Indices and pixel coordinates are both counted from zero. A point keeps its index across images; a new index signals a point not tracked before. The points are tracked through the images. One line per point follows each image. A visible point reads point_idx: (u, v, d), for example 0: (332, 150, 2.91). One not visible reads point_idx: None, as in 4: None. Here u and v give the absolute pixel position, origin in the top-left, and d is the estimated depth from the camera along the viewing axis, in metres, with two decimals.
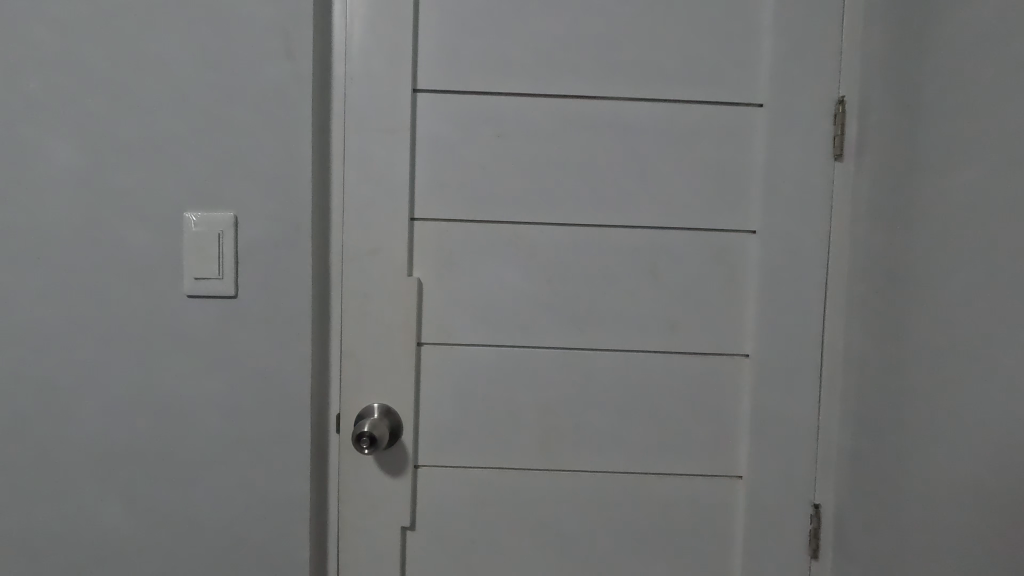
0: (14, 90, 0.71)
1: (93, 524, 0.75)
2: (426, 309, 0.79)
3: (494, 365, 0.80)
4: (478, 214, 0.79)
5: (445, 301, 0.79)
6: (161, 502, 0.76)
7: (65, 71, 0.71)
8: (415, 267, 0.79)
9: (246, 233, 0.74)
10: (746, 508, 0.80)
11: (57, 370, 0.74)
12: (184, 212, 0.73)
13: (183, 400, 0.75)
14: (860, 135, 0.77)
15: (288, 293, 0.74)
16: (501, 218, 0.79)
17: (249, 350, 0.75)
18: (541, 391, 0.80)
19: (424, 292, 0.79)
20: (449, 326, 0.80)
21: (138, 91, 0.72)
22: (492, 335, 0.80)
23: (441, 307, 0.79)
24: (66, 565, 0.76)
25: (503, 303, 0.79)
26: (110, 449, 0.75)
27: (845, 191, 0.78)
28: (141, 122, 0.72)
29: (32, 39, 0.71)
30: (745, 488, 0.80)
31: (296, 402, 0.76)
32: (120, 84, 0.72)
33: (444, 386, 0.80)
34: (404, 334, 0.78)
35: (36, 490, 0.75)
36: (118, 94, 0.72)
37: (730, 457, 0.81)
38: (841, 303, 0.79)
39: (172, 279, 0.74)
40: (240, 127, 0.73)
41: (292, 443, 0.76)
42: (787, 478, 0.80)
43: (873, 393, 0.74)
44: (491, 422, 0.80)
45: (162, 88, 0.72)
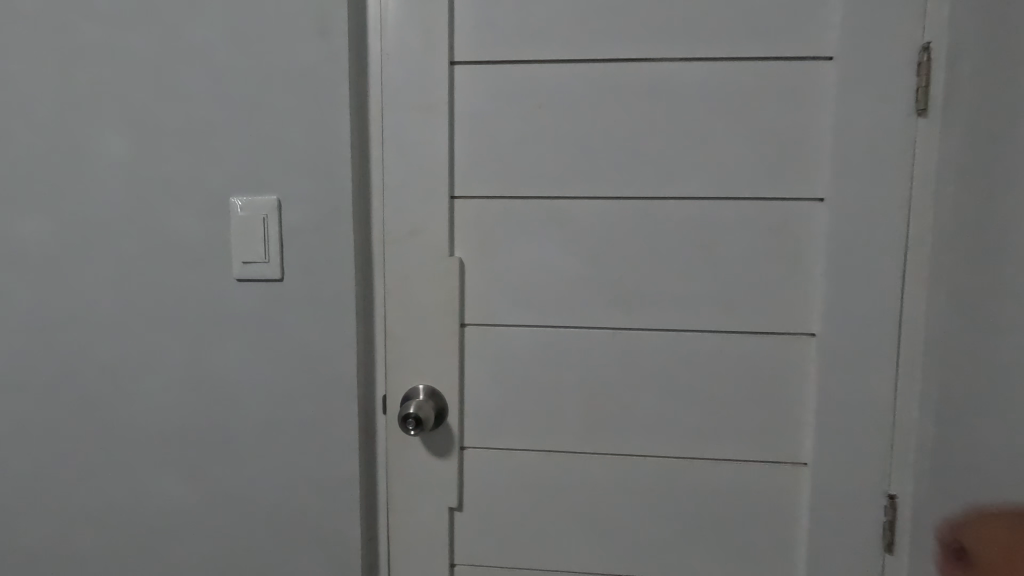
0: (69, 83, 0.74)
1: (160, 498, 0.80)
2: (467, 290, 0.78)
3: (539, 346, 0.77)
4: (518, 189, 0.76)
5: (487, 282, 0.77)
6: (220, 479, 0.79)
7: (113, 61, 0.73)
8: (455, 247, 0.77)
9: (289, 216, 0.74)
10: (811, 498, 0.75)
11: (120, 354, 0.78)
12: (230, 197, 0.74)
13: (236, 383, 0.77)
14: (949, 86, 0.68)
15: (330, 274, 0.74)
16: (544, 193, 0.75)
17: (296, 332, 0.76)
18: (587, 371, 0.77)
19: (466, 273, 0.77)
20: (491, 306, 0.77)
21: (182, 79, 0.73)
22: (536, 315, 0.77)
23: (482, 287, 0.77)
24: (138, 535, 0.81)
25: (546, 283, 0.77)
26: (172, 428, 0.78)
27: (928, 150, 0.70)
28: (184, 110, 0.73)
29: (79, 35, 0.73)
30: (810, 476, 0.75)
31: (342, 383, 0.76)
32: (165, 72, 0.73)
33: (487, 367, 0.78)
34: (446, 315, 0.77)
35: (109, 465, 0.80)
36: (161, 83, 0.73)
37: (794, 444, 0.75)
38: (922, 277, 0.71)
39: (222, 264, 0.75)
40: (279, 109, 0.72)
41: (339, 425, 0.77)
42: (859, 466, 0.74)
43: (957, 376, 0.66)
44: (536, 404, 0.78)
45: (203, 75, 0.73)
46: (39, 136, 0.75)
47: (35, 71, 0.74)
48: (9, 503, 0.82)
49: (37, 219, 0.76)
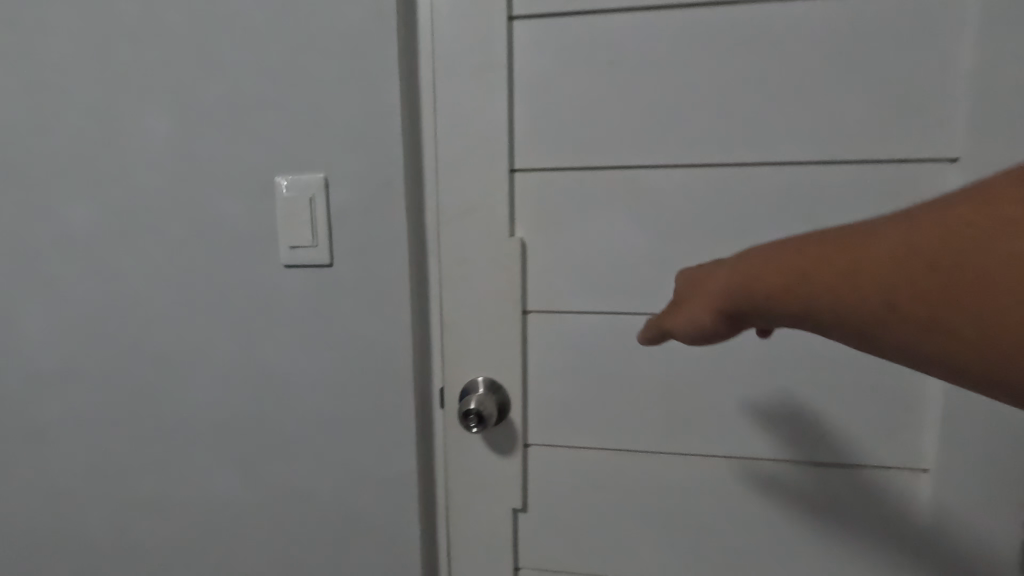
0: (105, 59, 0.69)
1: (215, 493, 0.77)
2: (529, 274, 0.70)
3: (611, 335, 0.70)
4: (587, 159, 0.67)
5: (552, 264, 0.70)
6: (274, 475, 0.76)
7: (149, 32, 0.68)
8: (516, 226, 0.70)
9: (336, 196, 0.68)
10: (929, 508, 0.66)
11: (169, 345, 0.75)
12: (275, 176, 0.69)
13: (287, 374, 0.73)
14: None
15: (383, 258, 0.68)
16: (616, 162, 0.67)
17: (348, 322, 0.70)
18: (666, 362, 0.69)
19: (528, 254, 0.70)
20: (557, 291, 0.70)
21: (220, 49, 0.67)
22: (607, 301, 0.69)
23: (547, 270, 0.70)
24: (195, 529, 0.79)
25: (619, 264, 0.68)
26: (223, 422, 0.75)
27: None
28: (224, 82, 0.68)
29: (112, 6, 0.68)
30: (929, 484, 0.65)
31: (397, 375, 0.71)
32: (202, 42, 0.67)
33: (552, 358, 0.71)
34: (507, 301, 0.70)
35: (163, 457, 0.78)
36: (198, 54, 0.68)
37: (911, 447, 0.65)
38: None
39: (269, 250, 0.70)
40: (323, 77, 0.66)
41: (395, 420, 0.72)
42: (994, 476, 0.63)
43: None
44: (608, 398, 0.71)
45: (241, 43, 0.67)
46: (78, 117, 0.71)
47: (71, 47, 0.70)
48: (70, 493, 0.81)
49: (81, 205, 0.73)
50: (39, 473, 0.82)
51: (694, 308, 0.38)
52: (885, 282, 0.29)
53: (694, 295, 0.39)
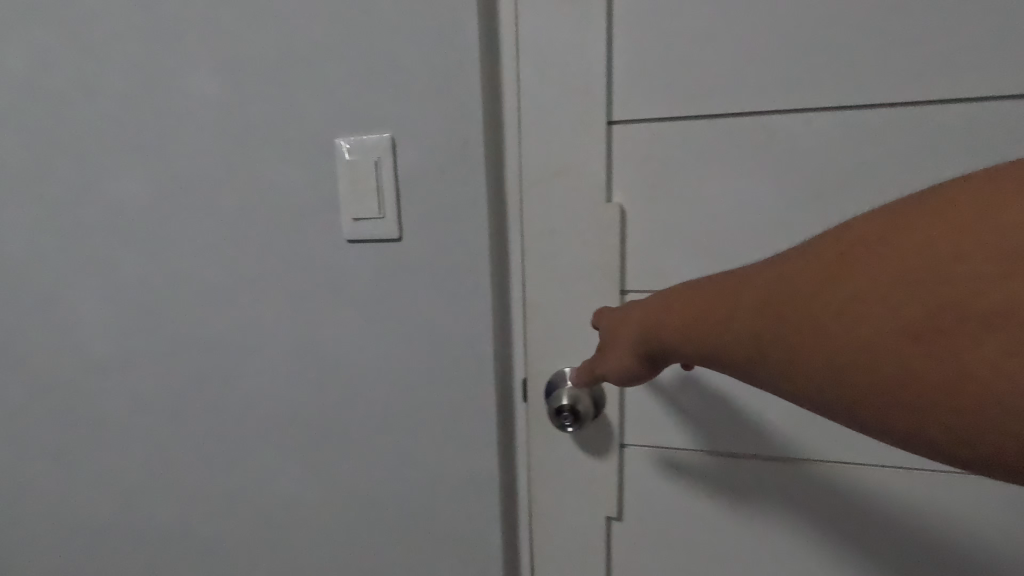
0: (156, 14, 0.63)
1: (283, 486, 0.73)
2: (629, 247, 0.60)
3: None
4: (703, 105, 0.55)
5: (656, 235, 0.59)
6: (342, 471, 0.70)
7: None
8: (613, 190, 0.59)
9: (405, 159, 0.59)
10: None
11: (232, 329, 0.70)
12: (336, 138, 0.60)
13: (354, 362, 0.66)
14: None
15: (458, 231, 0.59)
16: (741, 108, 0.54)
17: (419, 304, 0.62)
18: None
19: (628, 224, 0.59)
20: (663, 267, 0.59)
21: None
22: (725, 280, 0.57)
23: (650, 243, 0.59)
24: (265, 521, 0.76)
25: (740, 236, 0.56)
26: (289, 412, 0.70)
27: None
28: (278, 32, 0.60)
29: None
30: None
31: (476, 365, 0.62)
32: None
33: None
34: (604, 279, 0.60)
35: (231, 446, 0.74)
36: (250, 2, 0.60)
37: None
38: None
39: (331, 223, 0.63)
40: (389, 19, 0.57)
41: (473, 417, 0.63)
42: None
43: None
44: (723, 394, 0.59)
45: None
46: (131, 83, 0.66)
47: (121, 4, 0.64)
48: (140, 478, 0.80)
49: (137, 180, 0.69)
50: (110, 458, 0.80)
51: (617, 353, 0.43)
52: (745, 319, 0.33)
53: (614, 340, 0.43)
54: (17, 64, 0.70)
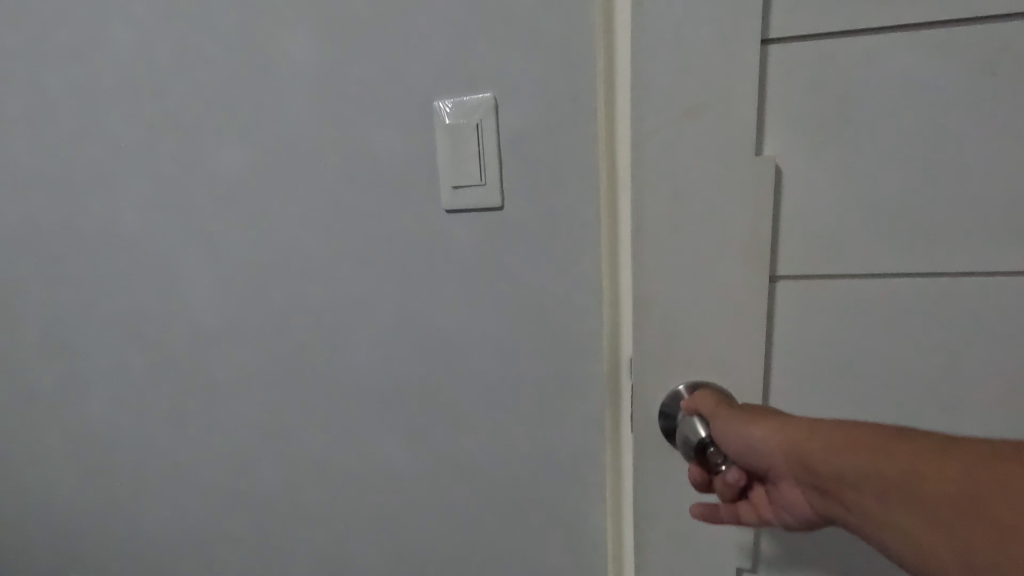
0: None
1: (382, 460, 0.74)
2: (781, 211, 0.51)
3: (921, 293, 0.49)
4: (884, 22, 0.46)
5: (819, 190, 0.50)
6: (441, 445, 0.71)
7: None
8: (766, 140, 0.50)
9: (508, 122, 0.57)
10: None
11: (330, 302, 0.71)
12: (435, 101, 0.59)
13: (455, 328, 0.65)
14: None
15: (567, 197, 0.58)
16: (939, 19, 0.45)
17: (523, 274, 0.61)
18: (994, 317, 0.49)
19: (783, 181, 0.50)
20: (820, 229, 0.51)
21: None
22: (906, 237, 0.49)
23: (812, 203, 0.50)
24: (363, 494, 0.77)
25: (920, 185, 0.48)
26: (386, 385, 0.71)
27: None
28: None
29: None
30: None
31: (588, 329, 0.60)
32: None
33: (812, 323, 0.53)
34: (748, 251, 0.51)
35: (329, 419, 0.76)
36: None
37: None
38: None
39: (430, 192, 0.62)
40: None
41: (581, 391, 0.62)
42: None
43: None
44: (898, 373, 0.51)
45: None
46: (232, 50, 0.67)
47: None
48: (244, 445, 0.83)
49: (236, 155, 0.70)
50: (216, 425, 0.84)
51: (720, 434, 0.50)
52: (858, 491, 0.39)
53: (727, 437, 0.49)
54: (122, 38, 0.72)
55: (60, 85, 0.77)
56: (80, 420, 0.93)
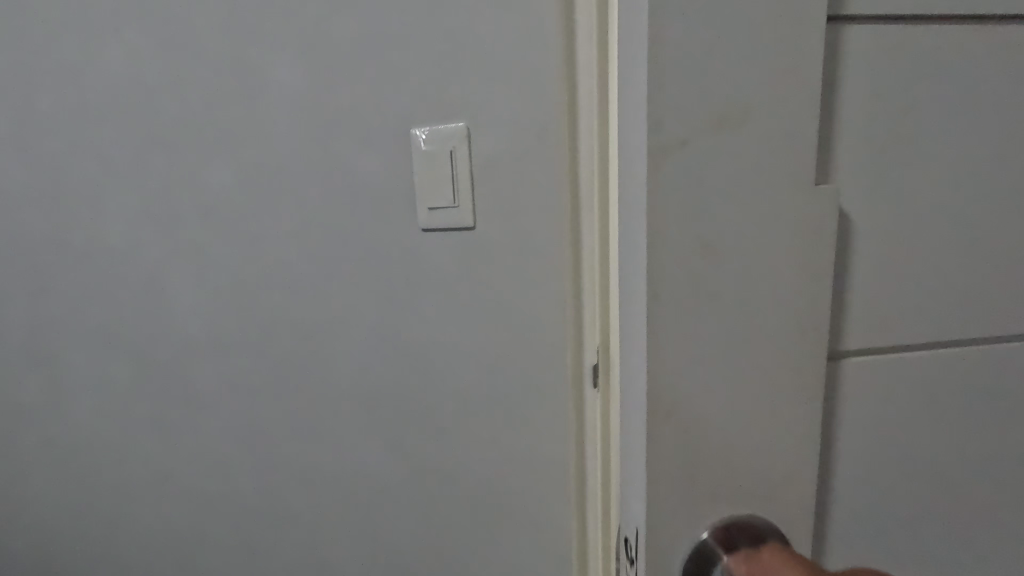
0: (242, 16, 0.68)
1: (362, 464, 0.79)
2: (854, 283, 0.36)
3: (1017, 386, 0.39)
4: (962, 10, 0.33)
5: (900, 237, 0.35)
6: (419, 449, 0.75)
7: None
8: (833, 170, 0.33)
9: (479, 150, 0.62)
10: None
11: (312, 314, 0.75)
12: (412, 128, 0.64)
13: (432, 338, 0.70)
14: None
15: (534, 219, 0.63)
16: None
17: (496, 290, 0.66)
18: None
19: (851, 230, 0.35)
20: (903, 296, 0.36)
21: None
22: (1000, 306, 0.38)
23: (887, 261, 0.36)
24: (343, 498, 0.81)
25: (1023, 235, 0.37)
26: (367, 393, 0.75)
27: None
28: (364, 23, 0.63)
29: None
30: None
31: (554, 337, 0.66)
32: None
33: (885, 426, 0.38)
34: (819, 352, 0.33)
35: (311, 425, 0.80)
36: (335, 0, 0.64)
37: None
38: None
39: (407, 212, 0.67)
40: (469, 15, 0.60)
41: (552, 393, 0.68)
42: None
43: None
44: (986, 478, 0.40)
45: None
46: (220, 76, 0.71)
47: (209, 7, 0.69)
48: (227, 453, 0.86)
49: (223, 175, 0.74)
50: (200, 433, 0.87)
51: None
52: None
53: None
54: (112, 61, 0.75)
55: (49, 105, 0.79)
56: (63, 429, 0.94)
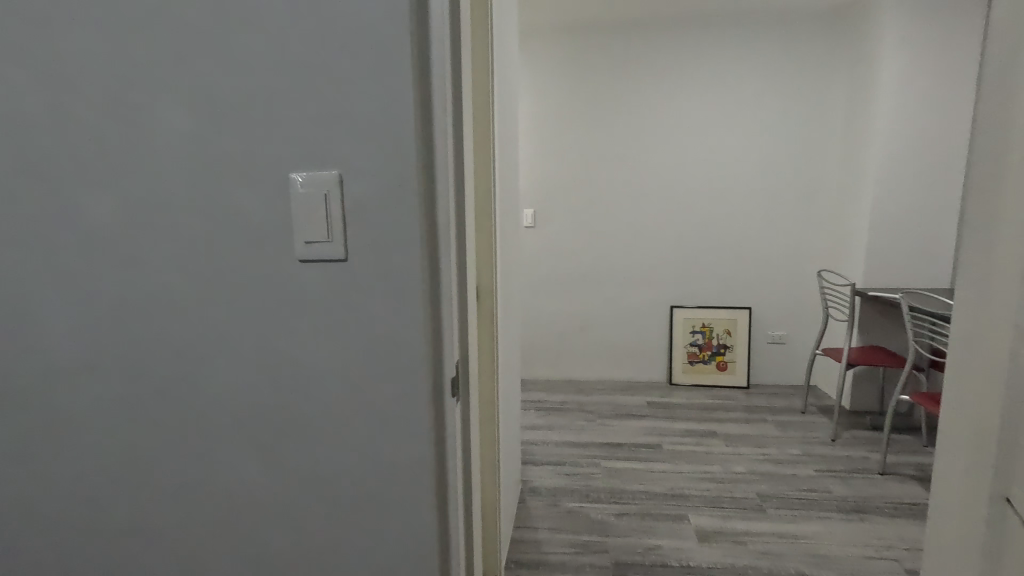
0: (131, 62, 0.74)
1: (239, 478, 0.83)
2: None
3: None
4: None
5: None
6: (293, 460, 0.81)
7: (172, 39, 0.72)
8: None
9: (349, 193, 0.71)
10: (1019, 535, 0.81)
11: (192, 337, 0.79)
12: (291, 172, 0.73)
13: (308, 357, 0.77)
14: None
15: (397, 252, 0.72)
16: None
17: (365, 314, 0.74)
18: None
19: None
20: None
21: (239, 54, 0.71)
22: None
23: None
24: (218, 512, 0.84)
25: None
26: (244, 410, 0.80)
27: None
28: (248, 79, 0.71)
29: (138, 15, 0.73)
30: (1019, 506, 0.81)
31: (415, 356, 0.74)
32: (222, 47, 0.71)
33: None
34: None
35: (187, 443, 0.83)
36: (220, 57, 0.72)
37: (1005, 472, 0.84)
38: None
39: (286, 245, 0.75)
40: (340, 78, 0.69)
41: (413, 405, 0.76)
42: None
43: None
44: None
45: (260, 48, 0.71)
46: (102, 114, 0.76)
47: (96, 50, 0.74)
48: (99, 474, 0.86)
49: (103, 205, 0.78)
50: (69, 456, 0.87)
51: None
52: None
53: None
54: None
55: None
56: None
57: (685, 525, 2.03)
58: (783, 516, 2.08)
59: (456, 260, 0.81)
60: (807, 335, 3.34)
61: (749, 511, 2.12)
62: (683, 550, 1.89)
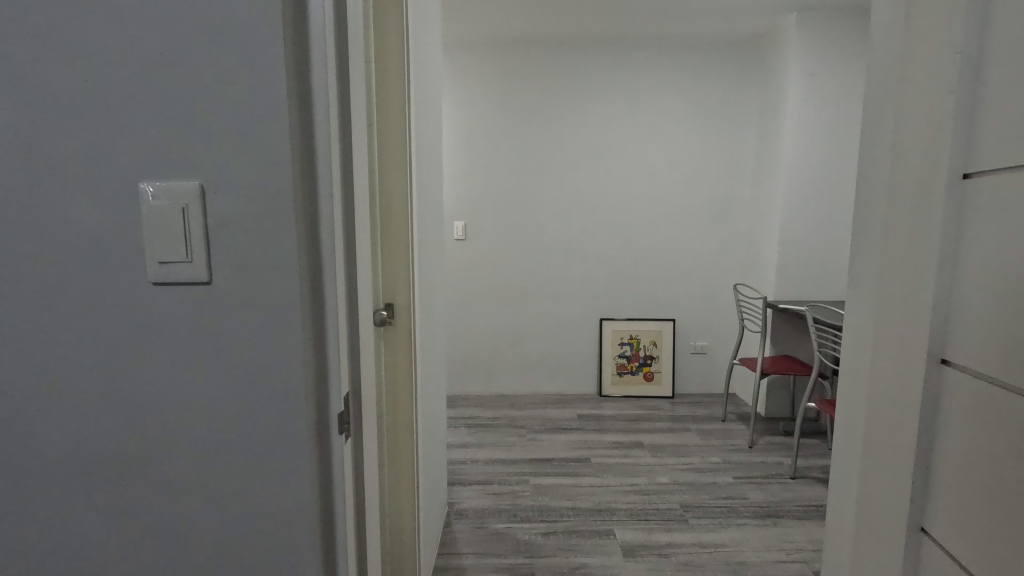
0: None
1: (77, 538, 0.69)
2: None
3: None
4: None
5: None
6: (147, 513, 0.69)
7: None
8: None
9: (212, 207, 0.63)
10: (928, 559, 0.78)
11: (14, 372, 0.66)
12: (141, 182, 0.63)
13: (167, 394, 0.67)
14: (973, 68, 0.69)
15: (270, 275, 0.64)
16: None
17: (235, 344, 0.66)
18: None
19: None
20: None
21: (78, 42, 0.61)
22: None
23: None
24: None
25: None
26: (85, 458, 0.68)
27: (938, 145, 0.74)
28: (90, 72, 0.61)
29: None
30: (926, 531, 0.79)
31: (295, 391, 0.66)
32: (56, 32, 0.60)
33: None
34: None
35: (9, 500, 0.69)
36: (52, 45, 0.61)
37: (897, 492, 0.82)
38: (892, 297, 0.82)
39: (136, 265, 0.64)
40: (203, 77, 0.61)
41: (293, 445, 0.67)
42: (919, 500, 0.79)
43: (982, 369, 0.69)
44: None
45: (106, 37, 0.61)
46: None
47: None
48: None
49: None
50: None
51: None
52: None
53: None
54: None
55: None
56: None
57: (611, 540, 2.03)
58: (703, 525, 2.13)
59: (346, 283, 0.74)
60: (725, 345, 3.50)
61: (672, 523, 2.15)
62: (609, 566, 1.88)
